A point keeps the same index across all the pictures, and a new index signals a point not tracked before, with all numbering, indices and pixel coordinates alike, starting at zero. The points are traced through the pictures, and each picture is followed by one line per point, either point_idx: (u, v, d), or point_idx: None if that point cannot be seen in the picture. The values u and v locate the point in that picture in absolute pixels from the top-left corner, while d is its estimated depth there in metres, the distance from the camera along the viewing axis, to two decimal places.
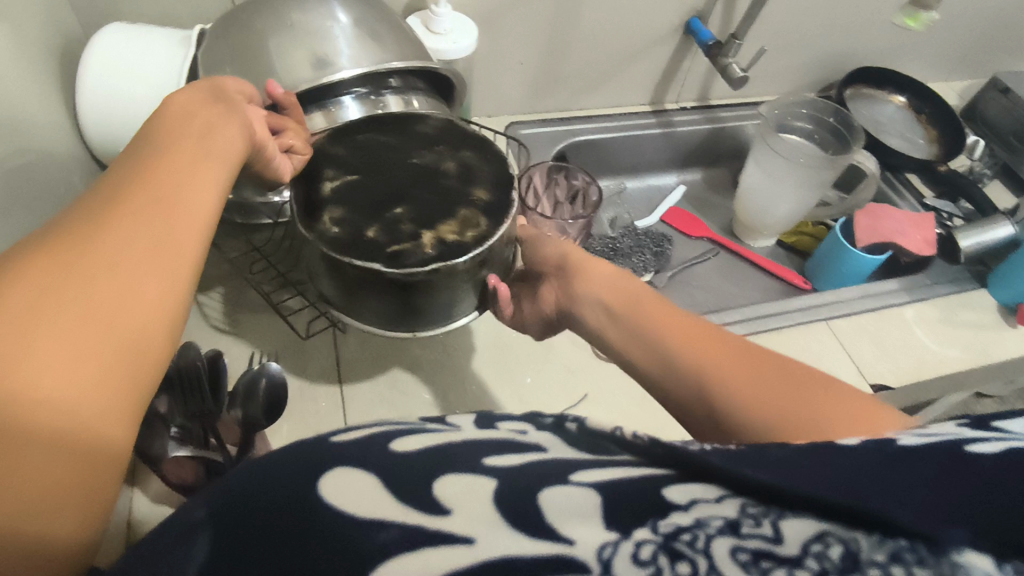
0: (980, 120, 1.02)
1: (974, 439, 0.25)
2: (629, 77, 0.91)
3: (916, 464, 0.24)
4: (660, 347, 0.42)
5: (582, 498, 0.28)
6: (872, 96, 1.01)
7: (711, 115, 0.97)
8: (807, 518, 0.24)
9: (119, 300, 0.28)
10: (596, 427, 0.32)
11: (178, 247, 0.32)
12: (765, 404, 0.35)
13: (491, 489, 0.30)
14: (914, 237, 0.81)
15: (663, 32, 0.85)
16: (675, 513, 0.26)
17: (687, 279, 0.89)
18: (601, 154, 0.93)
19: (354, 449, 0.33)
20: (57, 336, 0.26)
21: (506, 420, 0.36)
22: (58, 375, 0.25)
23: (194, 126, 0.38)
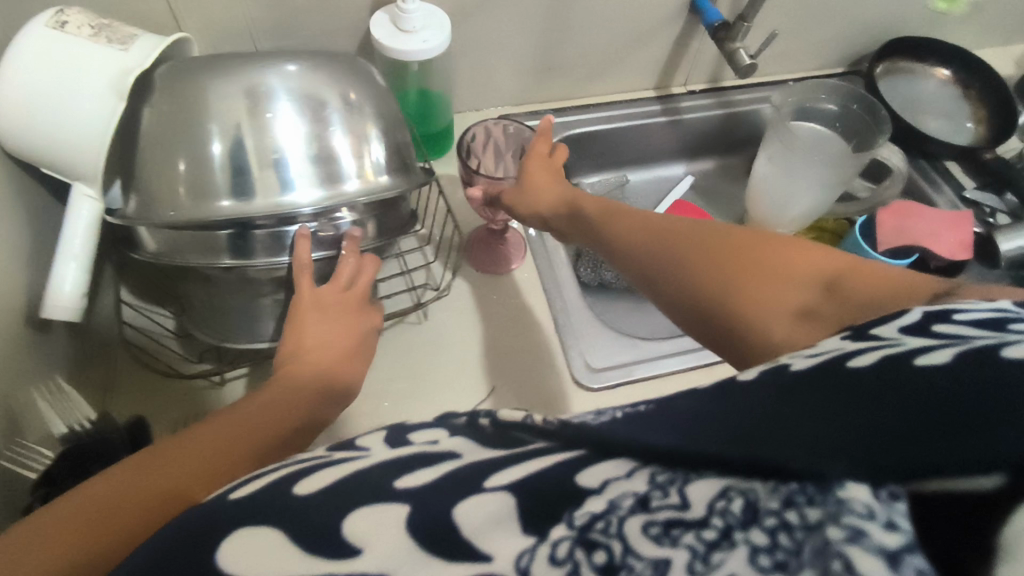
0: None
1: (855, 353, 0.27)
2: (632, 62, 0.83)
3: (806, 394, 0.25)
4: (663, 264, 0.47)
5: (498, 506, 0.27)
6: (912, 73, 0.90)
7: (723, 99, 0.88)
8: (708, 478, 0.25)
9: (262, 415, 0.43)
10: (507, 418, 0.31)
11: (287, 410, 0.45)
12: (772, 290, 0.41)
13: (403, 514, 0.27)
14: (948, 240, 0.73)
15: (670, 13, 0.77)
16: (589, 500, 0.26)
17: None
18: (600, 147, 0.87)
19: (245, 508, 0.29)
20: (240, 414, 0.42)
21: (419, 433, 0.33)
22: (236, 426, 0.41)
23: (329, 365, 0.51)
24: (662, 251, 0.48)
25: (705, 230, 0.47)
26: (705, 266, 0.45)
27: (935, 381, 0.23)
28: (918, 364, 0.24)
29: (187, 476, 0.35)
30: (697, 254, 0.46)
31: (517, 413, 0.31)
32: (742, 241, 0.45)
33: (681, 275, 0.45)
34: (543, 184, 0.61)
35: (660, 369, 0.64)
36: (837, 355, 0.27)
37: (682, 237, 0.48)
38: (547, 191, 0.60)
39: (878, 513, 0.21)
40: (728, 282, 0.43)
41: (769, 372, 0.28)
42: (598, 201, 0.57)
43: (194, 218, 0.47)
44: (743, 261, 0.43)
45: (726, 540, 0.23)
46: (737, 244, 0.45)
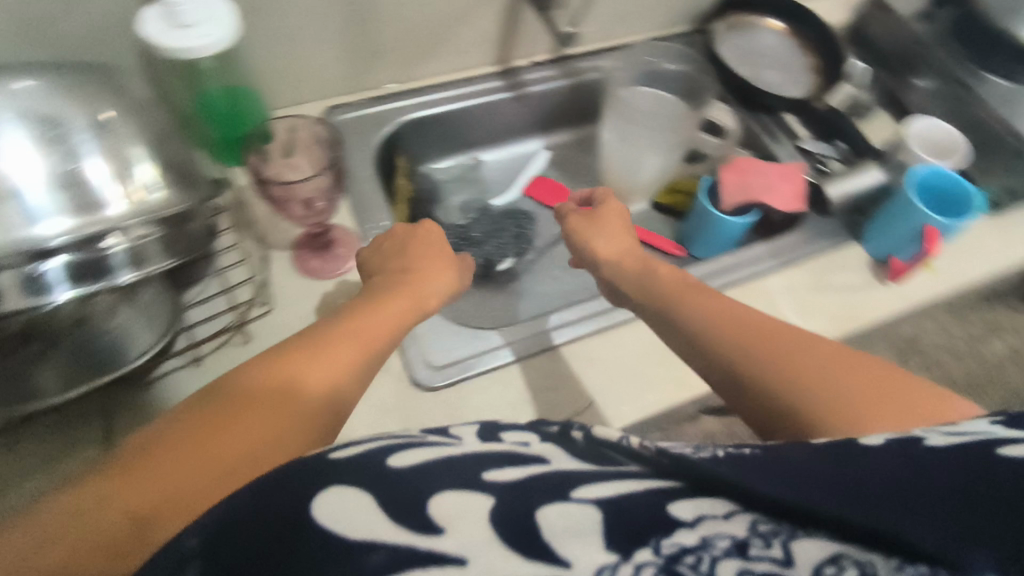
0: (863, 43, 0.86)
1: (1002, 442, 0.33)
2: (464, 38, 0.79)
3: (937, 468, 0.32)
4: (720, 353, 0.49)
5: (583, 516, 0.33)
6: (746, 29, 0.89)
7: (567, 68, 0.85)
8: (818, 539, 0.31)
9: (275, 401, 0.40)
10: (601, 437, 0.37)
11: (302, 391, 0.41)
12: (877, 406, 0.42)
13: (487, 504, 0.33)
14: (783, 192, 0.73)
15: None
16: (681, 532, 0.32)
17: (551, 264, 0.82)
18: (443, 130, 0.83)
19: (352, 465, 0.34)
20: (249, 404, 0.39)
21: (511, 432, 0.39)
22: (241, 418, 0.38)
23: (361, 334, 0.47)
24: (717, 323, 0.50)
25: (749, 317, 0.50)
26: (783, 363, 0.46)
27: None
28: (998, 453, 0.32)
29: (191, 477, 0.34)
30: (767, 348, 0.47)
31: (608, 433, 0.37)
32: (832, 351, 0.46)
33: (743, 363, 0.47)
34: (613, 233, 0.64)
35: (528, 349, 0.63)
36: (978, 440, 0.33)
37: (737, 327, 0.49)
38: (614, 240, 0.63)
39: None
40: (804, 392, 0.44)
41: (900, 444, 0.34)
42: (668, 267, 0.59)
43: None
44: (817, 368, 0.45)
45: None
46: (789, 334, 0.48)
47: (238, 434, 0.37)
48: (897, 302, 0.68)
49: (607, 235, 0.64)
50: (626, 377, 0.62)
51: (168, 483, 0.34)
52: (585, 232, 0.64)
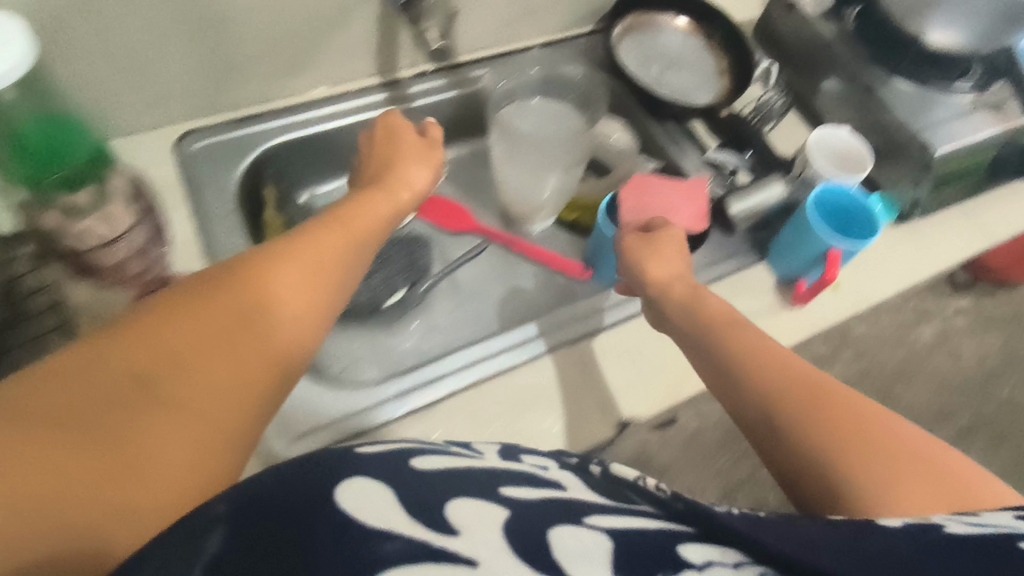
0: (773, 42, 0.82)
1: (1012, 537, 0.35)
2: (335, 51, 0.70)
3: (959, 556, 0.33)
4: (774, 414, 0.47)
5: (596, 543, 0.33)
6: (652, 27, 0.83)
7: (458, 78, 0.78)
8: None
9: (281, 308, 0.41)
10: (619, 476, 0.42)
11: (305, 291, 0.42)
12: (921, 501, 0.42)
13: (503, 514, 0.34)
14: (684, 214, 0.67)
15: None
16: (690, 570, 0.33)
17: (447, 294, 0.76)
18: (321, 152, 0.75)
19: (379, 464, 0.35)
20: (246, 307, 0.39)
21: (529, 454, 0.44)
22: (245, 330, 0.38)
23: (348, 238, 0.48)
24: (787, 384, 0.48)
25: (814, 380, 0.48)
26: (820, 429, 0.45)
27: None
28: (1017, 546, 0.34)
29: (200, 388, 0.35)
30: (828, 433, 0.45)
31: (630, 475, 0.41)
32: (891, 442, 0.44)
33: (801, 428, 0.46)
34: (669, 258, 0.61)
35: (439, 393, 0.60)
36: (992, 531, 0.36)
37: (788, 399, 0.47)
38: (669, 261, 0.61)
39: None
40: (835, 458, 0.44)
41: (920, 528, 0.36)
42: (720, 303, 0.58)
43: None
44: (854, 437, 0.44)
45: None
46: (851, 410, 0.46)
47: (239, 343, 0.38)
48: (800, 328, 0.65)
49: (652, 258, 0.61)
50: (505, 430, 0.59)
51: (187, 405, 0.34)
52: (636, 248, 0.62)
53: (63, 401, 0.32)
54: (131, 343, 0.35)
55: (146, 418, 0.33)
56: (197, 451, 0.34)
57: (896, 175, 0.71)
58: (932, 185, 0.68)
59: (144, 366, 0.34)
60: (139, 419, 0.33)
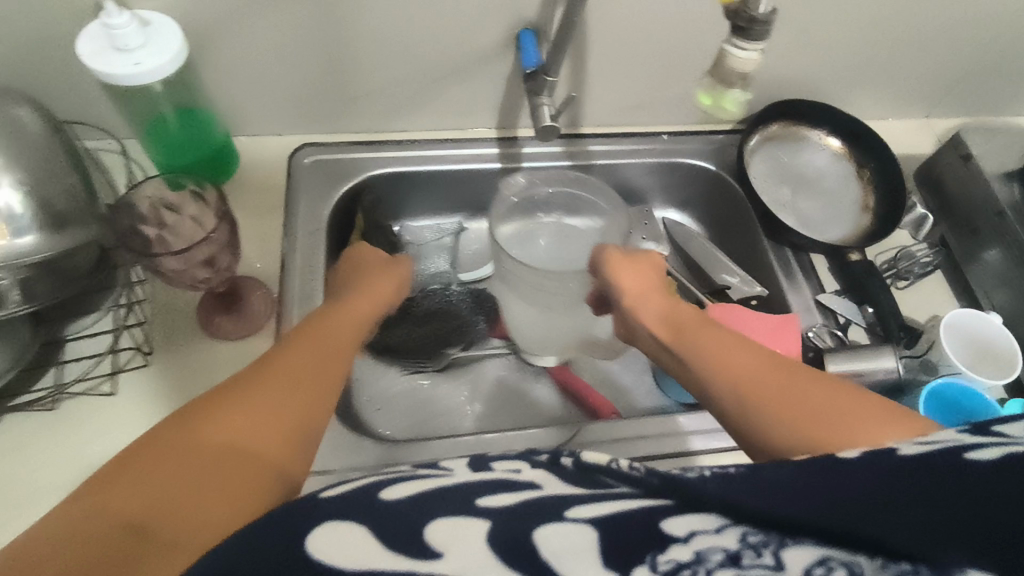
0: (935, 190, 0.72)
1: (972, 445, 0.30)
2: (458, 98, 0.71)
3: (910, 493, 0.29)
4: (695, 380, 0.51)
5: (579, 537, 0.29)
6: (797, 141, 0.75)
7: (575, 148, 0.75)
8: (805, 546, 0.29)
9: (272, 405, 0.42)
10: (592, 461, 0.34)
11: (293, 385, 0.44)
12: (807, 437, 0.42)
13: (486, 527, 0.30)
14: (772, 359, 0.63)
15: (486, 46, 0.66)
16: (675, 547, 0.29)
17: (502, 363, 0.74)
18: (422, 190, 0.75)
19: (342, 504, 0.31)
20: (246, 416, 0.40)
21: (501, 461, 0.37)
22: (245, 426, 0.39)
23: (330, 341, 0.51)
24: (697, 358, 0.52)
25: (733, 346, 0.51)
26: (727, 408, 0.48)
27: (998, 478, 0.28)
28: (966, 459, 0.29)
29: (193, 486, 0.34)
30: (756, 394, 0.46)
31: (600, 456, 0.34)
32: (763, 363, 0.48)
33: (700, 383, 0.51)
34: (633, 281, 0.63)
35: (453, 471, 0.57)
36: (952, 446, 0.30)
37: (729, 373, 0.49)
38: (631, 278, 0.63)
39: None
40: (735, 415, 0.47)
41: (873, 454, 0.32)
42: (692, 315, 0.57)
43: None
44: (748, 383, 0.47)
45: None
46: (743, 368, 0.48)
47: (282, 416, 0.42)
48: None
49: (618, 261, 0.64)
50: None
51: (187, 510, 0.33)
52: (618, 267, 0.64)
53: (104, 533, 0.30)
54: (154, 465, 0.35)
55: (242, 474, 0.37)
56: (237, 499, 0.36)
57: None
58: None
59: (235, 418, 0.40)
60: (237, 443, 0.38)
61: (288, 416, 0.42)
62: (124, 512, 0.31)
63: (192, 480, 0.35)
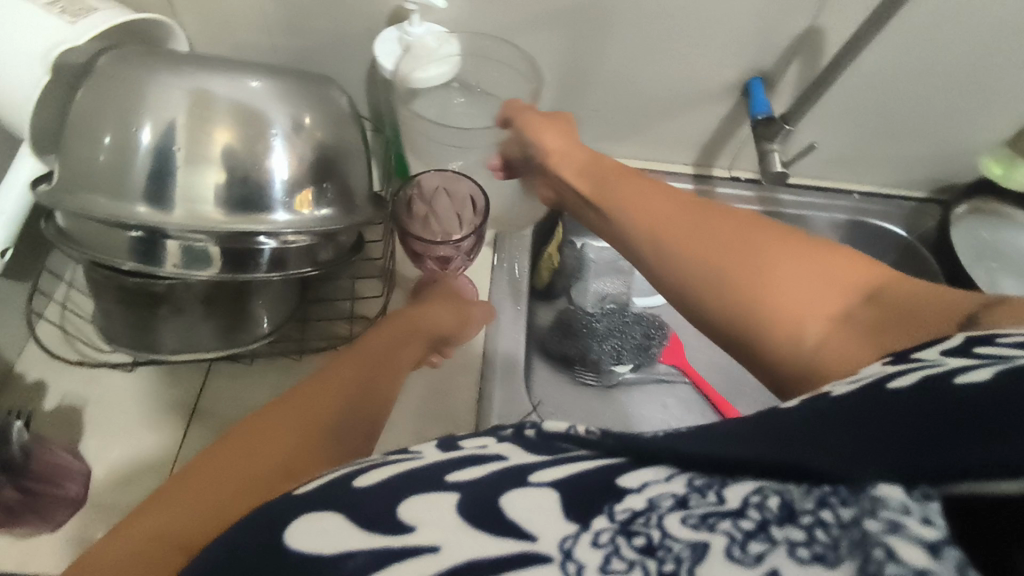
0: None
1: (895, 374, 0.26)
2: (667, 132, 0.75)
3: (869, 419, 0.23)
4: (651, 261, 0.46)
5: (541, 499, 0.27)
6: (1000, 219, 0.75)
7: (767, 195, 0.78)
8: (743, 481, 0.24)
9: (324, 387, 0.44)
10: (553, 429, 0.31)
11: (338, 372, 0.46)
12: (800, 302, 0.40)
13: (456, 499, 0.28)
14: None
15: (713, 88, 0.69)
16: (630, 496, 0.25)
17: (665, 389, 0.77)
18: None
19: (322, 494, 0.30)
20: (296, 399, 0.42)
21: (469, 440, 0.34)
22: (297, 406, 0.41)
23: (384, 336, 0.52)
24: (643, 221, 0.47)
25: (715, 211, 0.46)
26: (691, 276, 0.44)
27: (978, 393, 0.21)
28: (953, 383, 0.23)
29: (243, 464, 0.36)
30: (736, 276, 0.42)
31: (562, 423, 0.31)
32: (726, 227, 0.44)
33: (661, 259, 0.45)
34: (563, 148, 0.57)
35: None
36: (876, 379, 0.26)
37: (703, 253, 0.44)
38: (556, 138, 0.58)
39: (913, 509, 0.20)
40: (704, 287, 0.43)
41: (810, 399, 0.27)
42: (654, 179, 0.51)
43: (130, 222, 0.46)
44: (713, 251, 0.43)
45: (763, 534, 0.22)
46: (711, 230, 0.44)
47: (323, 399, 0.43)
48: None
49: (542, 127, 0.59)
50: None
51: (230, 478, 0.36)
52: (534, 125, 0.59)
53: (178, 520, 0.33)
54: (227, 452, 0.37)
55: (298, 444, 0.39)
56: (292, 458, 0.38)
57: None
58: None
59: (268, 425, 0.40)
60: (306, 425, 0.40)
61: (336, 399, 0.43)
62: (230, 501, 0.35)
63: (237, 456, 0.37)
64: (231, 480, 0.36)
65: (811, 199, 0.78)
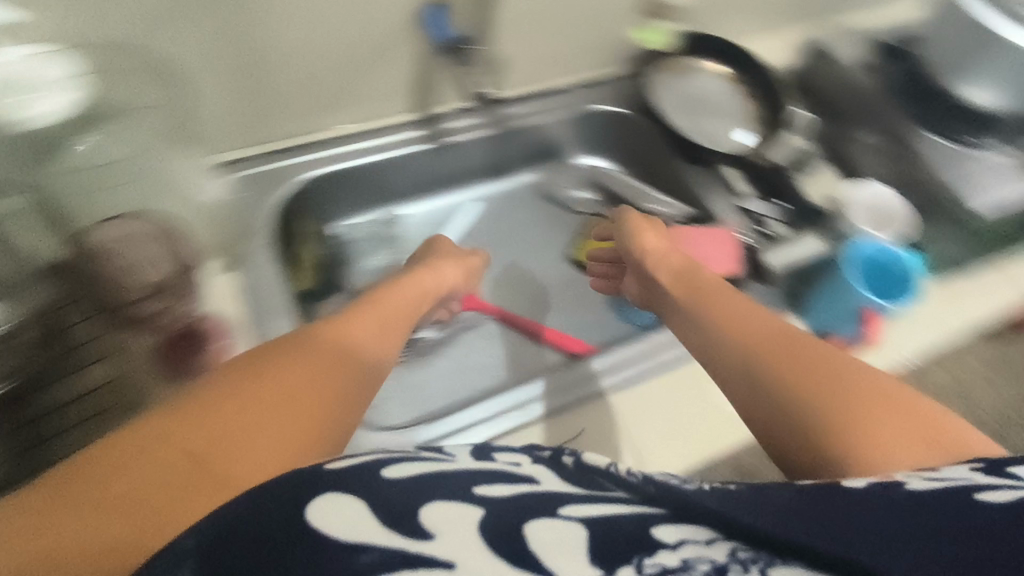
0: (810, 92, 0.82)
1: (983, 488, 0.31)
2: (370, 87, 0.72)
3: (910, 516, 0.29)
4: (751, 363, 0.43)
5: (567, 533, 0.30)
6: (684, 72, 0.83)
7: (493, 115, 0.77)
8: (794, 566, 0.29)
9: (260, 412, 0.33)
10: (591, 463, 0.35)
11: (292, 395, 0.35)
12: (889, 435, 0.38)
13: (478, 515, 0.30)
14: (719, 258, 0.69)
15: (392, 28, 0.67)
16: (663, 553, 0.30)
17: (474, 336, 0.76)
18: (356, 185, 0.74)
19: (351, 472, 0.30)
20: (230, 417, 0.32)
21: (501, 451, 0.37)
22: (231, 435, 0.31)
23: (348, 363, 0.40)
24: (755, 340, 0.45)
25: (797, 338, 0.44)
26: (779, 392, 0.41)
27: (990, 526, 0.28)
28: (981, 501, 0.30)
29: (132, 492, 0.28)
30: (828, 389, 0.40)
31: (599, 458, 0.35)
32: (772, 340, 0.44)
33: (744, 371, 0.43)
34: None
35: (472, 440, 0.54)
36: (959, 485, 0.32)
37: (765, 350, 0.43)
38: (654, 240, 0.63)
39: None
40: (773, 412, 0.41)
41: (882, 486, 0.32)
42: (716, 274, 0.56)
43: None
44: (790, 373, 0.41)
45: None
46: (770, 346, 0.44)
47: (264, 432, 0.32)
48: None
49: (633, 236, 0.64)
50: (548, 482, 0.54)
51: (106, 514, 0.27)
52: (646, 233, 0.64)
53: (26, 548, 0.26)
54: (127, 458, 0.29)
55: (202, 486, 0.29)
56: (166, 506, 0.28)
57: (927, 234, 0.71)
58: (973, 246, 0.67)
59: (219, 412, 0.32)
60: (227, 461, 0.30)
61: (292, 441, 0.33)
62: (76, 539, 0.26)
63: (134, 480, 0.29)
64: (148, 484, 0.29)
65: (535, 107, 0.79)
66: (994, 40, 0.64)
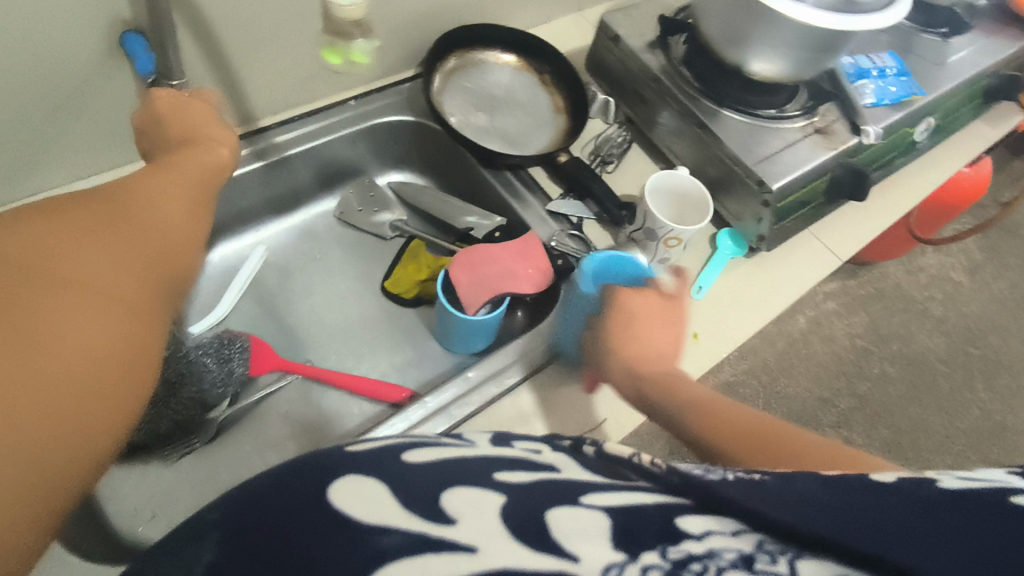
0: (604, 75, 0.78)
1: (1021, 489, 0.25)
2: (85, 133, 0.58)
3: (956, 533, 0.23)
4: (673, 411, 0.46)
5: (590, 519, 0.28)
6: (475, 66, 0.76)
7: (261, 144, 0.67)
8: (826, 561, 0.25)
9: (119, 248, 0.31)
10: (613, 453, 0.34)
11: (160, 244, 0.34)
12: (768, 462, 0.40)
13: (499, 501, 0.30)
14: (527, 275, 0.63)
15: (88, 62, 0.53)
16: (687, 541, 0.26)
17: (281, 398, 0.66)
18: None
19: (368, 460, 0.33)
20: (84, 247, 0.29)
21: (522, 440, 0.38)
22: (90, 264, 0.29)
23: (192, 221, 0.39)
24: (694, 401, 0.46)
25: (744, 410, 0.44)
26: (694, 421, 0.44)
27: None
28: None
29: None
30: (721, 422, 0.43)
31: (621, 448, 0.34)
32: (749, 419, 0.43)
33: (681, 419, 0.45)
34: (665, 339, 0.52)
35: None
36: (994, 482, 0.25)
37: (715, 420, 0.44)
38: (665, 343, 0.52)
39: None
40: (706, 433, 0.43)
41: (914, 481, 0.26)
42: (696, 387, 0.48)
43: None
44: (734, 428, 0.42)
45: None
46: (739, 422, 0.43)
47: (128, 273, 0.31)
48: None
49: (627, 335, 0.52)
50: None
51: None
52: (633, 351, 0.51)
53: None
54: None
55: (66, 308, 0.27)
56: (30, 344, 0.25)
57: (739, 209, 0.69)
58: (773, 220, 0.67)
59: (82, 243, 0.29)
60: (84, 278, 0.28)
61: (149, 277, 0.32)
62: None
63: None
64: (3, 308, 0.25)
65: (312, 126, 0.70)
66: (770, 16, 0.59)
